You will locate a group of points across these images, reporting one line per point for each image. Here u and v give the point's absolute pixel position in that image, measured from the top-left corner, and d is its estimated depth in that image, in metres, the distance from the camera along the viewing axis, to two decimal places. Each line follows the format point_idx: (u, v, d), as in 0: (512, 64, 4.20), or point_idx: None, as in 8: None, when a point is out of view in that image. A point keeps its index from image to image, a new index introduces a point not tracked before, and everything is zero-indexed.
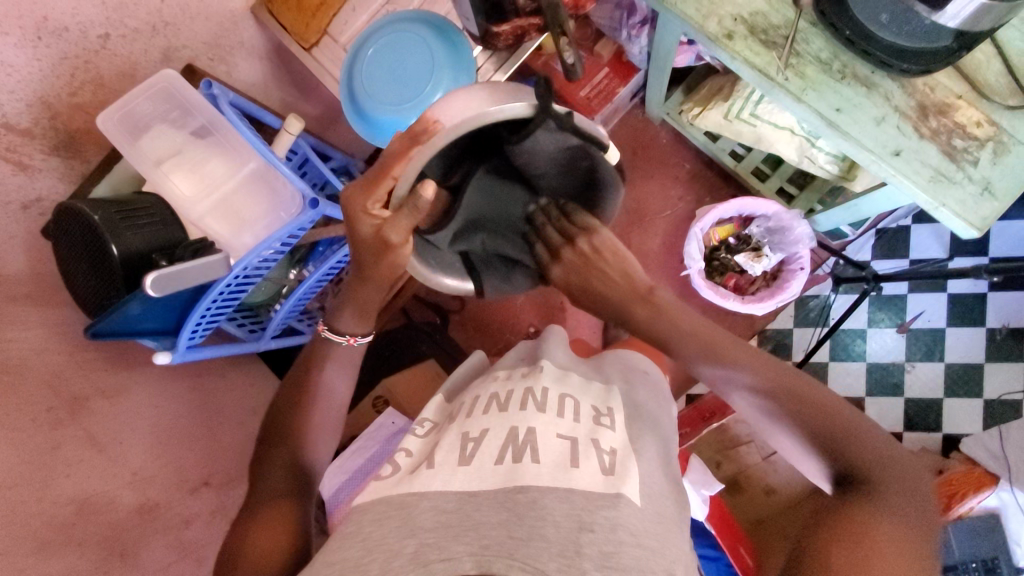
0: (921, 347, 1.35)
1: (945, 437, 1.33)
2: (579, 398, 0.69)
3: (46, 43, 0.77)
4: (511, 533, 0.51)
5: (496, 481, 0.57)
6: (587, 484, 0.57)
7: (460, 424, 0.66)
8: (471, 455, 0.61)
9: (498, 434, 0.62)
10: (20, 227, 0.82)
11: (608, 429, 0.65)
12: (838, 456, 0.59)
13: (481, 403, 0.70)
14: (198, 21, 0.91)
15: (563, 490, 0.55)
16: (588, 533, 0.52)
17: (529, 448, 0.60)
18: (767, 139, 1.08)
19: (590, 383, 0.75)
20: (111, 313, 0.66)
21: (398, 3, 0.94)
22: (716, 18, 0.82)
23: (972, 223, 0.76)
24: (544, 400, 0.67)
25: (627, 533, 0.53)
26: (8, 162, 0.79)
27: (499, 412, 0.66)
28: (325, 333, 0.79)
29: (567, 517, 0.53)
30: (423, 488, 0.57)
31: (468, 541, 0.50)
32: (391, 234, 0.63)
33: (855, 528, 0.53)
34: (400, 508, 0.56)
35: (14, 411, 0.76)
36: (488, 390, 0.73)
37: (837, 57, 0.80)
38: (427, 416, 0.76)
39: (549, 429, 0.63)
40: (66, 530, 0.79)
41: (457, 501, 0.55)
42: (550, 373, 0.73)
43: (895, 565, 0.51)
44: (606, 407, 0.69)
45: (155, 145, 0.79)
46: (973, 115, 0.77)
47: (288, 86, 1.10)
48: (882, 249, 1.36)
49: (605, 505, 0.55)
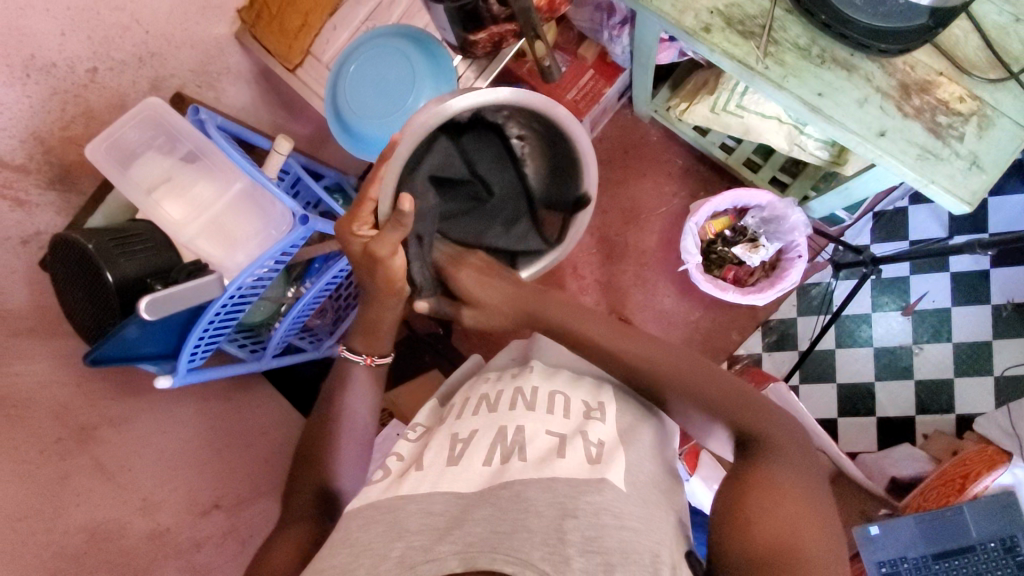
0: (928, 328, 1.34)
1: (958, 418, 1.31)
2: (570, 393, 0.70)
3: (35, 80, 0.79)
4: (495, 529, 0.51)
5: (483, 481, 0.58)
6: (572, 472, 0.57)
7: (450, 425, 0.68)
8: (459, 455, 0.62)
9: (487, 432, 0.64)
10: (20, 262, 0.83)
11: (598, 422, 0.65)
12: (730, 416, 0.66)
13: (470, 404, 0.70)
14: (183, 49, 0.93)
15: (547, 480, 0.56)
16: (570, 520, 0.51)
17: (517, 447, 0.61)
18: (755, 130, 1.08)
19: (581, 378, 0.75)
20: (109, 340, 0.67)
21: (378, 19, 0.96)
22: (693, 12, 0.82)
23: (962, 198, 0.75)
24: (533, 399, 0.67)
25: (611, 516, 0.53)
26: (5, 199, 0.80)
27: (488, 412, 0.67)
28: (345, 353, 0.83)
29: (550, 506, 0.53)
30: (410, 492, 0.58)
31: (454, 541, 0.50)
32: (380, 248, 0.69)
33: (760, 481, 0.60)
34: (386, 512, 0.56)
35: (19, 444, 0.77)
36: (479, 389, 0.73)
37: (815, 42, 0.80)
38: (419, 420, 0.77)
39: (538, 426, 0.64)
40: (77, 559, 0.80)
41: (444, 503, 0.56)
42: (539, 371, 0.74)
43: (796, 503, 0.59)
44: (597, 402, 0.69)
45: (144, 172, 0.80)
46: (955, 91, 0.77)
47: (277, 108, 1.12)
48: (881, 232, 1.35)
49: (589, 490, 0.54)
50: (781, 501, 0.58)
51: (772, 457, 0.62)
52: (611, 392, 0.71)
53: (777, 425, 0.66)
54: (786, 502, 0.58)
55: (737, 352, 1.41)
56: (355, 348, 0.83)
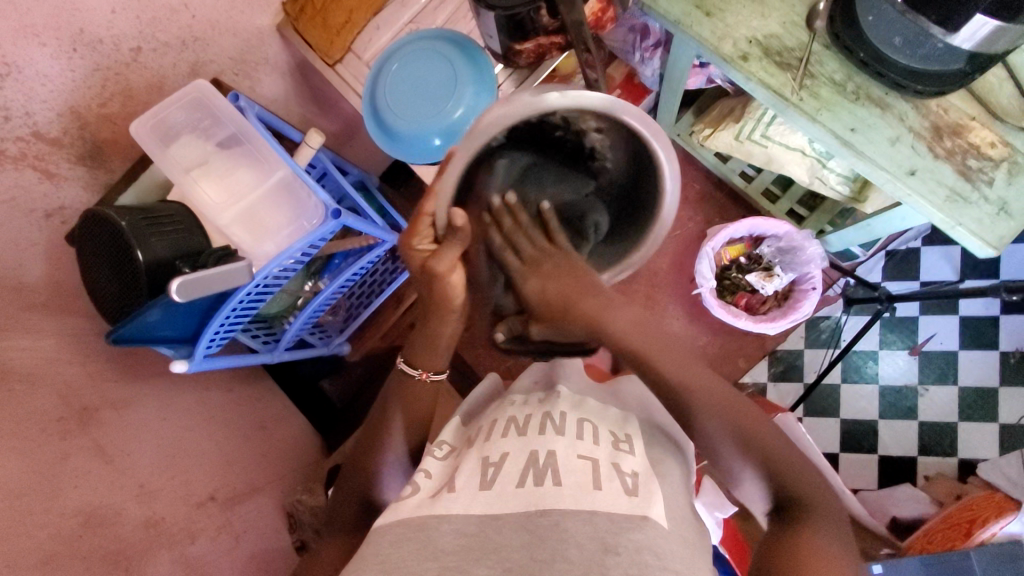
0: (934, 370, 1.34)
1: (961, 462, 1.31)
2: (597, 422, 0.69)
3: (81, 54, 0.79)
4: (534, 555, 0.52)
5: (519, 505, 0.57)
6: (611, 506, 0.56)
7: (479, 448, 0.65)
8: (492, 480, 0.60)
9: (517, 458, 0.62)
10: (41, 235, 0.83)
11: (628, 453, 0.64)
12: (771, 470, 0.65)
13: (499, 426, 0.69)
14: (226, 37, 0.93)
15: (587, 513, 0.55)
16: (612, 556, 0.52)
17: (550, 472, 0.59)
18: (777, 161, 1.09)
19: (607, 408, 0.73)
20: (132, 321, 0.66)
21: (421, 21, 0.98)
22: (731, 40, 0.84)
23: (988, 242, 0.76)
24: (562, 424, 0.66)
25: (653, 556, 0.53)
26: (36, 170, 0.80)
27: (518, 436, 0.65)
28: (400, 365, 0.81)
29: (590, 539, 0.53)
30: (443, 511, 0.57)
31: (493, 563, 0.52)
32: (436, 263, 0.70)
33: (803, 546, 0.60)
34: (419, 529, 0.56)
35: (22, 419, 0.74)
36: (505, 413, 0.71)
37: (851, 78, 0.81)
38: (444, 439, 0.75)
39: (569, 450, 0.62)
40: (72, 542, 0.76)
41: (479, 524, 0.56)
42: (567, 399, 0.72)
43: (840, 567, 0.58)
44: (624, 433, 0.68)
45: (183, 152, 0.80)
46: (987, 136, 0.78)
47: (308, 103, 1.12)
48: (892, 271, 1.37)
49: (630, 528, 0.54)
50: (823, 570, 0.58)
51: (817, 518, 0.62)
52: (637, 425, 0.71)
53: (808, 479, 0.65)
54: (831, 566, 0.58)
55: (743, 379, 1.42)
56: (413, 362, 0.81)
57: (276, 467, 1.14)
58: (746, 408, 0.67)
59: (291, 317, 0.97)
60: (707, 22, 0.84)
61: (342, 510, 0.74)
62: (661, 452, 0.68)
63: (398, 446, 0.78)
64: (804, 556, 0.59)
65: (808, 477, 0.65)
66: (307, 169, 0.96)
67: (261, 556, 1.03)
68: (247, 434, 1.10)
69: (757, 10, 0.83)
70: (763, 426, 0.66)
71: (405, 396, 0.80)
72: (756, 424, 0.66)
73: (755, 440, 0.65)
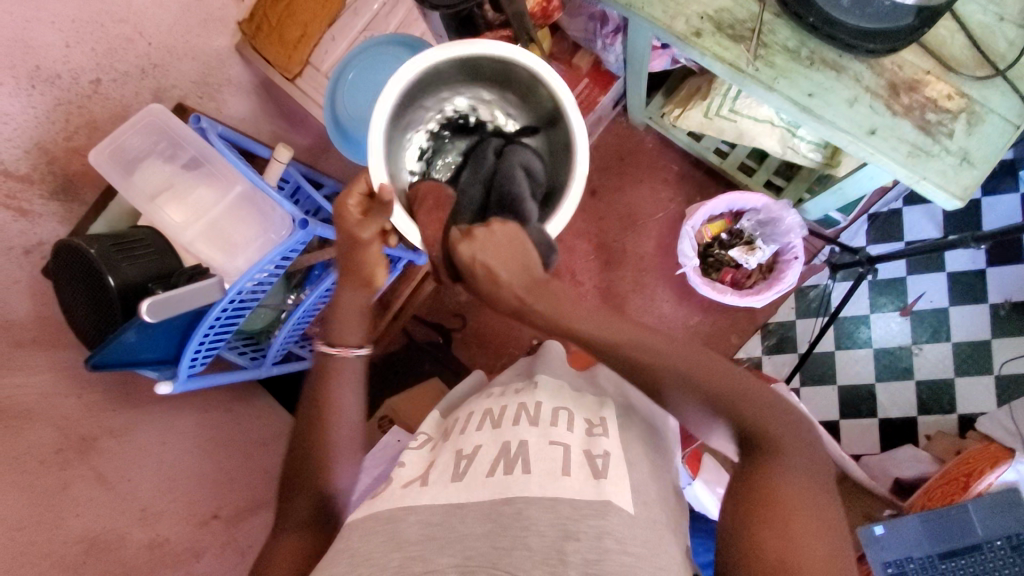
0: (927, 328, 1.34)
1: (961, 417, 1.31)
2: (574, 410, 0.70)
3: (40, 90, 0.80)
4: (495, 543, 0.52)
5: (486, 493, 0.57)
6: (576, 493, 0.56)
7: (454, 441, 0.67)
8: (463, 471, 0.61)
9: (490, 449, 0.63)
10: (24, 271, 0.85)
11: (602, 436, 0.65)
12: (744, 426, 0.60)
13: (474, 420, 0.70)
14: (184, 61, 0.95)
15: (549, 500, 0.56)
16: (573, 542, 0.52)
17: (520, 460, 0.60)
18: (749, 134, 1.09)
19: (584, 397, 0.75)
20: (108, 344, 0.67)
21: (375, 28, 0.99)
22: (683, 18, 0.84)
23: (954, 193, 0.76)
24: (537, 415, 0.67)
25: (614, 541, 0.52)
26: (10, 209, 0.81)
27: (492, 428, 0.66)
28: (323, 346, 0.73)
29: (551, 526, 0.53)
30: (411, 504, 0.58)
31: (453, 553, 0.52)
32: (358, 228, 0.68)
33: (773, 503, 0.56)
34: (386, 522, 0.57)
35: (20, 455, 0.75)
36: (481, 405, 0.73)
37: (804, 44, 0.82)
38: (423, 430, 0.78)
39: (540, 439, 0.63)
40: (78, 569, 0.77)
41: (443, 514, 0.56)
42: (546, 388, 0.73)
43: (807, 526, 0.55)
44: (599, 418, 0.69)
45: (146, 179, 0.82)
46: (943, 89, 0.79)
47: (277, 119, 1.13)
48: (876, 234, 1.36)
49: (592, 514, 0.54)
50: (793, 513, 0.56)
51: (784, 467, 0.59)
52: (613, 407, 0.72)
53: (780, 426, 0.61)
54: (806, 520, 0.55)
55: (736, 355, 1.42)
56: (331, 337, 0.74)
57: None
58: (703, 357, 0.62)
59: (276, 330, 0.99)
60: (658, 2, 0.85)
61: (295, 508, 0.69)
62: (634, 434, 0.69)
63: (348, 433, 0.73)
64: (774, 495, 0.57)
65: (783, 416, 0.61)
66: (278, 184, 0.97)
67: None
68: (249, 452, 1.11)
69: None
70: (721, 375, 0.61)
71: (346, 382, 0.74)
72: (715, 373, 0.61)
73: (718, 393, 0.60)
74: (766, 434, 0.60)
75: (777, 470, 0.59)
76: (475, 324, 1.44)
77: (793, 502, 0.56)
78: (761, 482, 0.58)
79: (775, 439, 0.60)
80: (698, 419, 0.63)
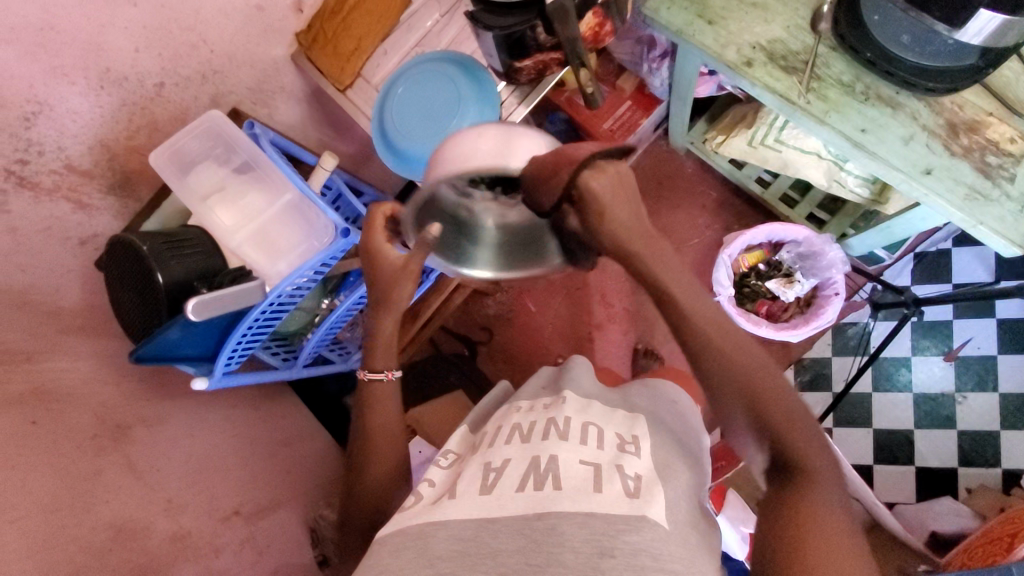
0: (972, 376, 1.28)
1: (1005, 473, 1.24)
2: (603, 425, 0.68)
3: (108, 91, 0.85)
4: (529, 560, 0.51)
5: (518, 508, 0.56)
6: (610, 508, 0.55)
7: (482, 454, 0.66)
8: (492, 484, 0.60)
9: (520, 462, 0.62)
10: (78, 261, 0.89)
11: (633, 455, 0.63)
12: (778, 447, 0.56)
13: (503, 433, 0.69)
14: (243, 69, 0.98)
15: (584, 516, 0.54)
16: (608, 558, 0.51)
17: (550, 477, 0.59)
18: (793, 164, 1.07)
19: (614, 411, 0.73)
20: (151, 339, 0.70)
21: (426, 44, 1.01)
22: (735, 46, 0.83)
23: (1012, 240, 0.73)
24: (567, 429, 0.65)
25: (650, 557, 0.51)
26: (70, 201, 0.86)
27: (522, 442, 0.65)
28: (365, 375, 0.76)
29: (585, 543, 0.52)
30: (442, 517, 0.57)
31: (485, 569, 0.51)
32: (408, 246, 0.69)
33: (804, 517, 0.53)
34: (416, 538, 0.56)
35: (59, 437, 0.77)
36: (511, 419, 0.72)
37: (859, 79, 0.80)
38: (450, 447, 0.76)
39: (572, 456, 0.61)
40: (102, 555, 0.76)
41: (475, 529, 0.55)
42: (574, 403, 0.71)
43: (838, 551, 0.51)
44: (631, 435, 0.67)
45: (199, 180, 0.85)
46: (1006, 132, 0.76)
47: (324, 127, 1.17)
48: (922, 274, 1.32)
49: (627, 529, 0.53)
50: (826, 527, 0.52)
51: (813, 483, 0.55)
52: (645, 425, 0.70)
53: (814, 443, 0.57)
54: (837, 546, 0.51)
55: None
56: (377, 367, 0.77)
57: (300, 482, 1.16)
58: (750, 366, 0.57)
59: (308, 333, 1.00)
60: (709, 30, 0.84)
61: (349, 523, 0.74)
62: (668, 455, 0.66)
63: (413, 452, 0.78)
64: (805, 515, 0.53)
65: (814, 438, 0.56)
66: (322, 190, 1.00)
67: (284, 569, 1.03)
68: (271, 451, 1.13)
69: (759, 16, 0.83)
70: (771, 394, 0.56)
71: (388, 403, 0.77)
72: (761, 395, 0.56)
73: (766, 414, 0.56)
74: (805, 456, 0.55)
75: (807, 489, 0.54)
76: (500, 339, 1.45)
77: (826, 517, 0.52)
78: (798, 500, 0.54)
79: (811, 461, 0.55)
80: (742, 433, 0.59)
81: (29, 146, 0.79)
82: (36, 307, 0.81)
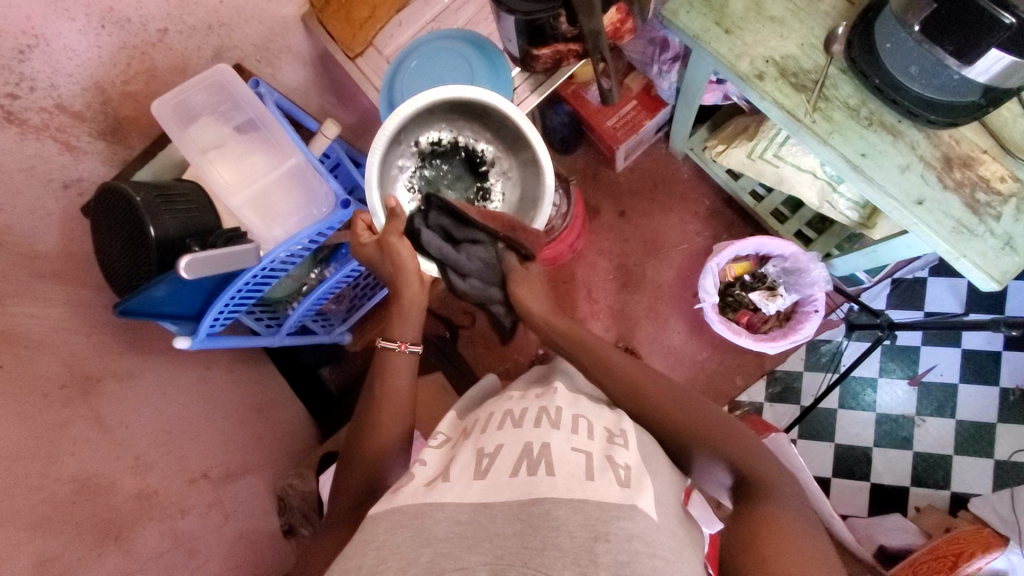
0: (932, 402, 1.33)
1: (953, 495, 1.30)
2: (593, 419, 0.69)
3: (109, 31, 0.82)
4: (525, 544, 0.52)
5: (510, 495, 0.57)
6: (603, 495, 0.56)
7: (475, 440, 0.67)
8: (486, 469, 0.61)
9: (513, 449, 0.62)
10: (59, 205, 0.85)
11: (622, 447, 0.64)
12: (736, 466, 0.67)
13: (495, 420, 0.70)
14: (250, 24, 0.95)
15: (579, 501, 0.55)
16: (603, 543, 0.52)
17: (544, 462, 0.59)
18: (789, 181, 1.09)
19: (600, 408, 0.72)
20: (136, 295, 0.68)
21: (443, 21, 0.99)
22: (749, 58, 0.84)
23: (992, 275, 0.76)
24: (559, 418, 0.66)
25: (643, 543, 0.52)
26: (58, 141, 0.83)
27: (514, 427, 0.66)
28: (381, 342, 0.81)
29: (581, 527, 0.53)
30: (437, 500, 0.58)
31: (483, 552, 0.52)
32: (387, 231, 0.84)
33: (767, 524, 0.61)
34: (414, 518, 0.56)
35: (27, 384, 0.75)
36: (504, 405, 0.73)
37: (865, 103, 0.82)
38: (441, 430, 0.76)
39: (563, 443, 0.62)
40: (65, 508, 0.74)
41: (472, 514, 0.56)
42: (565, 395, 0.72)
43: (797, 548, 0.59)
44: (619, 428, 0.68)
45: (200, 134, 0.83)
46: (997, 170, 0.78)
47: (327, 93, 1.14)
48: (897, 300, 1.36)
49: (620, 516, 0.54)
50: (786, 528, 0.61)
51: (767, 496, 0.65)
52: (632, 421, 0.70)
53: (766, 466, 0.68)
54: (797, 545, 0.60)
55: (739, 398, 1.41)
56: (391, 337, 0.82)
57: (270, 450, 1.15)
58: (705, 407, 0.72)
59: (294, 302, 0.99)
60: (726, 39, 0.85)
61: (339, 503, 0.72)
62: (654, 448, 0.68)
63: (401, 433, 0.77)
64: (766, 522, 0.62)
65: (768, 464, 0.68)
66: (321, 158, 0.99)
67: (247, 536, 1.02)
68: (242, 416, 1.11)
69: (776, 30, 0.84)
70: (724, 426, 0.70)
71: (398, 373, 0.80)
72: (715, 426, 0.70)
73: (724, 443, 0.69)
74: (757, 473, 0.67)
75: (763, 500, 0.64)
76: (482, 325, 1.45)
77: (784, 521, 0.62)
78: (759, 511, 0.63)
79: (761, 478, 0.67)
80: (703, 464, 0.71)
81: (20, 81, 0.76)
82: (11, 247, 0.78)
